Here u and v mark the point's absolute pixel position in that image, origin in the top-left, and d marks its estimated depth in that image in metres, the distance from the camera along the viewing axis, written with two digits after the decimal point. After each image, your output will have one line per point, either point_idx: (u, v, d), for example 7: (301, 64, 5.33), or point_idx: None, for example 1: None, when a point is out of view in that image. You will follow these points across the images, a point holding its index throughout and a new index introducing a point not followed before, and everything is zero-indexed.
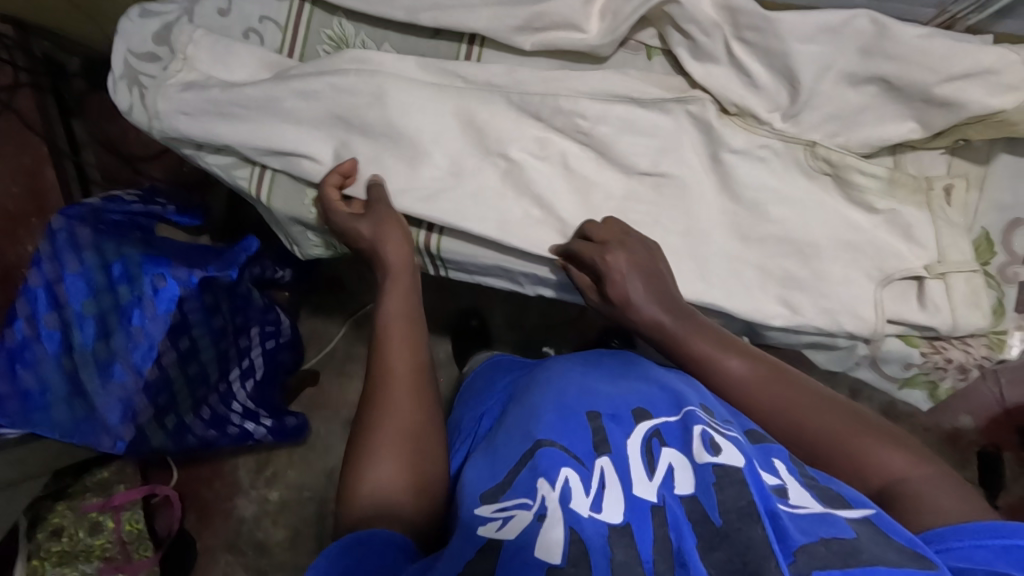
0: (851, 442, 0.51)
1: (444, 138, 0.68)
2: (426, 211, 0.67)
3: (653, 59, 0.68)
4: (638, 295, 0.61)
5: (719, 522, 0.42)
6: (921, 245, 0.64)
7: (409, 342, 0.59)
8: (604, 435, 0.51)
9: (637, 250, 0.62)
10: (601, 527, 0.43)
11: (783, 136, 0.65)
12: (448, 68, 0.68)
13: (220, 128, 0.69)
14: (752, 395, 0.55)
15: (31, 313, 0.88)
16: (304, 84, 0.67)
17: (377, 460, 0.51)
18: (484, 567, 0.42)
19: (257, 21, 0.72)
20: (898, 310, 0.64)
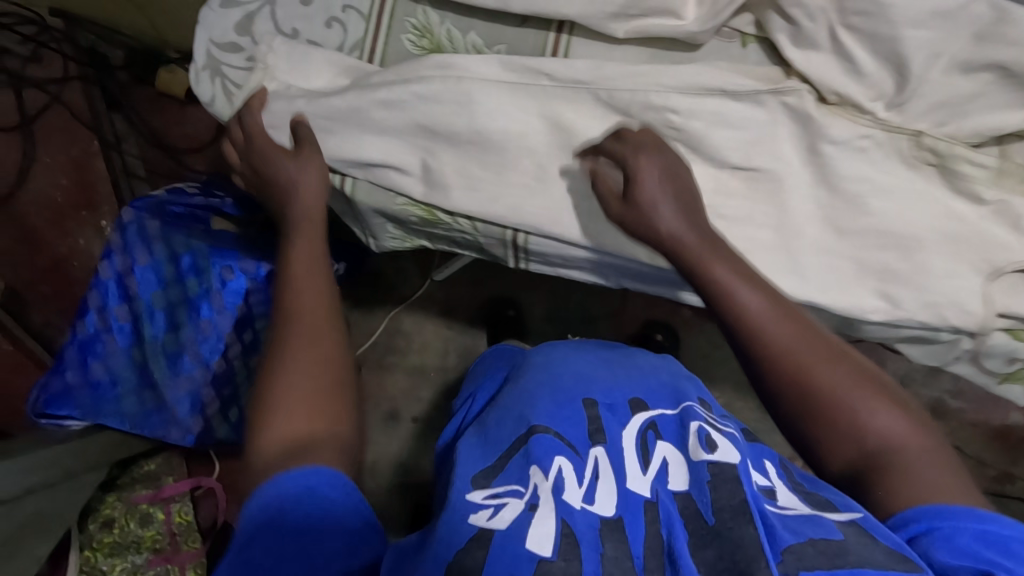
0: (851, 395, 0.50)
1: (530, 135, 0.66)
2: (512, 217, 0.67)
3: (748, 46, 0.66)
4: (667, 209, 0.58)
5: (711, 519, 0.46)
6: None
7: (313, 285, 0.58)
8: (599, 425, 0.55)
9: (669, 157, 0.61)
10: (592, 520, 0.47)
11: (886, 125, 0.63)
12: (531, 66, 0.65)
13: (304, 141, 0.68)
14: (764, 329, 0.53)
15: (102, 305, 0.89)
16: (388, 93, 0.65)
17: (285, 408, 0.49)
18: (475, 554, 0.44)
19: (340, 10, 0.71)
20: (1011, 305, 0.63)
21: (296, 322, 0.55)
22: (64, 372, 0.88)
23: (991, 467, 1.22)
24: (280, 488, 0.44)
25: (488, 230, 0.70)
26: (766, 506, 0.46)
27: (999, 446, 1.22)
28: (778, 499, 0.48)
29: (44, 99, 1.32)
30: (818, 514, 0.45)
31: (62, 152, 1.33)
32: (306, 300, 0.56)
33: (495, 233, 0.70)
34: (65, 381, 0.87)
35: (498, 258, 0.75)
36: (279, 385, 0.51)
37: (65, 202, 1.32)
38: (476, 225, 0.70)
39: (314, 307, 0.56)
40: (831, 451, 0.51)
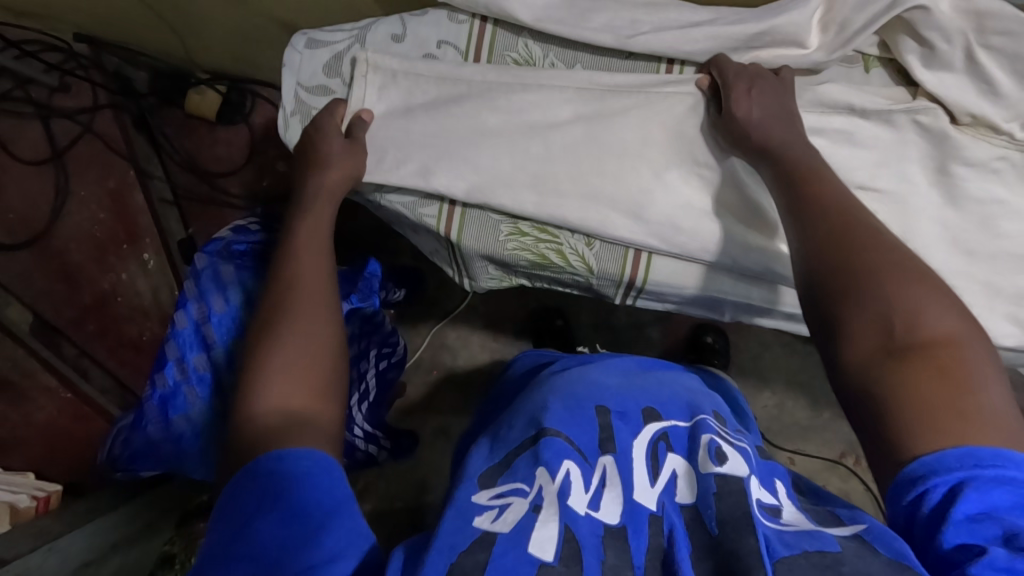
0: (902, 287, 0.44)
1: (649, 151, 0.64)
2: (635, 230, 0.63)
3: (871, 70, 0.64)
4: (757, 109, 0.58)
5: (716, 531, 0.44)
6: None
7: (313, 273, 0.59)
8: (611, 433, 0.53)
9: (772, 82, 0.59)
10: (596, 528, 0.44)
11: (1022, 146, 0.61)
12: (651, 79, 0.64)
13: (416, 140, 0.66)
14: (829, 212, 0.50)
15: (181, 357, 0.86)
16: (508, 103, 0.66)
17: (278, 384, 0.49)
18: (475, 557, 0.40)
19: (435, 46, 0.68)
20: None
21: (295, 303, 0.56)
22: (146, 427, 0.85)
23: None
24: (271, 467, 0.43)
25: (605, 271, 0.67)
26: (763, 521, 0.43)
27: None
28: (782, 517, 0.44)
29: (76, 130, 1.24)
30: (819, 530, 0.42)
31: (97, 182, 1.24)
32: (316, 279, 0.58)
33: (613, 272, 0.67)
34: (149, 435, 0.85)
35: (605, 295, 0.73)
36: (273, 361, 0.51)
37: (106, 234, 1.22)
38: (589, 265, 0.67)
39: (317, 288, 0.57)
40: (851, 341, 0.44)
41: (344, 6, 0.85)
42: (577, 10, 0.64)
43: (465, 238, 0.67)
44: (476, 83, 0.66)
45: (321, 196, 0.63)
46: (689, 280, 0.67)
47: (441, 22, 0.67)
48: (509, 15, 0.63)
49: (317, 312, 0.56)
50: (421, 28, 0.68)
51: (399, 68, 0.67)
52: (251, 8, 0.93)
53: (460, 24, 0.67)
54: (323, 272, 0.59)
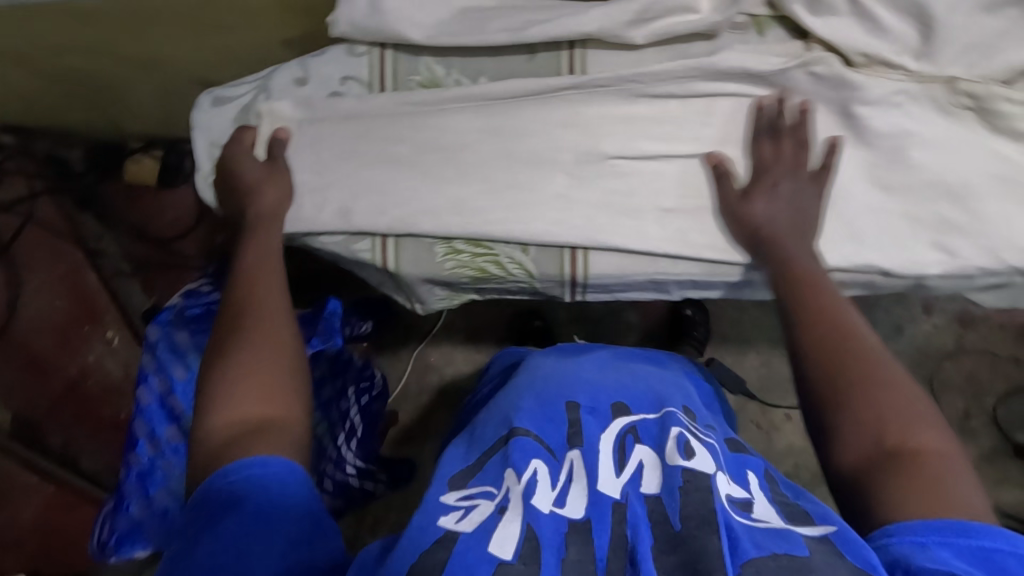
0: (884, 396, 0.47)
1: (560, 151, 0.66)
2: (558, 231, 0.65)
3: (765, 31, 0.65)
4: (775, 209, 0.61)
5: (678, 526, 0.42)
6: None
7: (261, 286, 0.58)
8: (579, 428, 0.53)
9: (802, 184, 0.61)
10: (560, 525, 0.43)
11: (919, 77, 0.61)
12: (548, 83, 0.65)
13: (333, 180, 0.67)
14: (819, 322, 0.54)
15: (151, 432, 0.85)
16: (415, 128, 0.67)
17: (227, 394, 0.49)
18: (435, 557, 0.40)
19: (339, 82, 0.68)
20: None
21: (246, 318, 0.55)
22: (129, 508, 0.84)
23: None
24: (229, 480, 0.43)
25: (545, 273, 0.67)
26: (732, 515, 0.42)
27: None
28: (754, 511, 0.44)
29: (17, 222, 1.23)
30: (787, 525, 0.42)
31: (47, 270, 1.22)
32: (270, 289, 0.58)
33: (552, 273, 0.67)
34: (133, 517, 0.84)
35: (555, 296, 0.72)
36: (225, 372, 0.51)
37: (65, 317, 1.20)
38: (528, 269, 0.67)
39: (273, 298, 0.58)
40: (843, 442, 0.46)
41: (256, 51, 0.86)
42: (475, 20, 0.65)
43: (400, 266, 0.67)
44: (383, 113, 0.67)
45: (264, 211, 0.64)
46: (626, 267, 0.66)
47: (341, 58, 0.68)
48: (404, 38, 0.64)
49: (270, 323, 0.55)
50: (323, 65, 0.68)
51: (303, 117, 0.68)
52: (166, 71, 0.93)
53: (360, 57, 0.67)
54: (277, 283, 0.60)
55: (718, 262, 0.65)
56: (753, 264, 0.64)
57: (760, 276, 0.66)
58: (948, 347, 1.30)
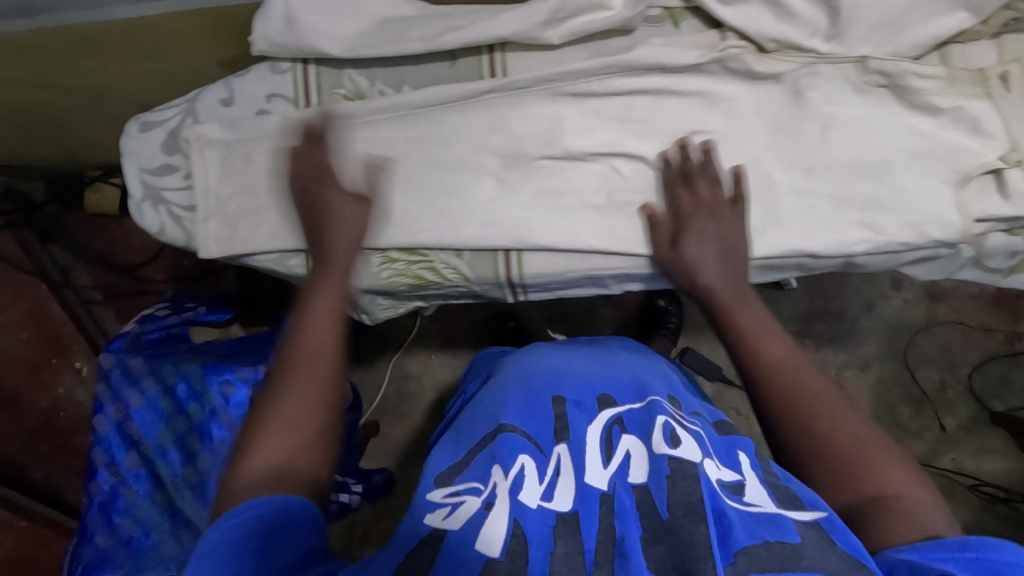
0: (852, 446, 0.48)
1: (487, 155, 0.66)
2: (490, 234, 0.65)
3: (681, 23, 0.66)
4: (705, 250, 0.62)
5: (666, 515, 0.42)
6: (992, 137, 0.60)
7: (321, 313, 0.57)
8: (566, 422, 0.52)
9: (727, 222, 0.63)
10: (547, 518, 0.44)
11: (831, 57, 0.62)
12: (470, 88, 0.66)
13: (265, 199, 0.67)
14: (772, 367, 0.54)
15: (110, 460, 0.86)
16: (342, 142, 0.67)
17: (274, 411, 0.49)
18: (423, 557, 0.41)
19: (264, 100, 0.68)
20: (982, 209, 0.60)
21: (306, 340, 0.55)
22: (92, 539, 0.83)
23: (1000, 331, 1.29)
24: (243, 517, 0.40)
25: (481, 276, 0.67)
26: (726, 502, 0.42)
27: (1000, 309, 1.30)
28: (745, 494, 0.44)
29: None
30: (782, 512, 0.42)
31: (13, 304, 1.20)
32: (323, 327, 0.56)
33: (489, 276, 0.67)
34: (96, 547, 0.82)
35: (497, 299, 0.72)
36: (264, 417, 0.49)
37: (35, 353, 1.18)
38: (465, 274, 0.67)
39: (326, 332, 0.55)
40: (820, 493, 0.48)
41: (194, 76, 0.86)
42: (394, 30, 0.65)
43: None
44: (309, 130, 0.67)
45: (333, 248, 0.62)
46: (560, 265, 0.67)
47: (265, 76, 0.68)
48: (323, 52, 0.64)
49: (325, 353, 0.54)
50: (248, 84, 0.68)
51: (230, 137, 0.68)
52: (108, 102, 0.92)
53: (284, 74, 0.68)
54: (329, 321, 0.57)
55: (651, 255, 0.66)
56: None
57: None
58: (921, 321, 1.31)
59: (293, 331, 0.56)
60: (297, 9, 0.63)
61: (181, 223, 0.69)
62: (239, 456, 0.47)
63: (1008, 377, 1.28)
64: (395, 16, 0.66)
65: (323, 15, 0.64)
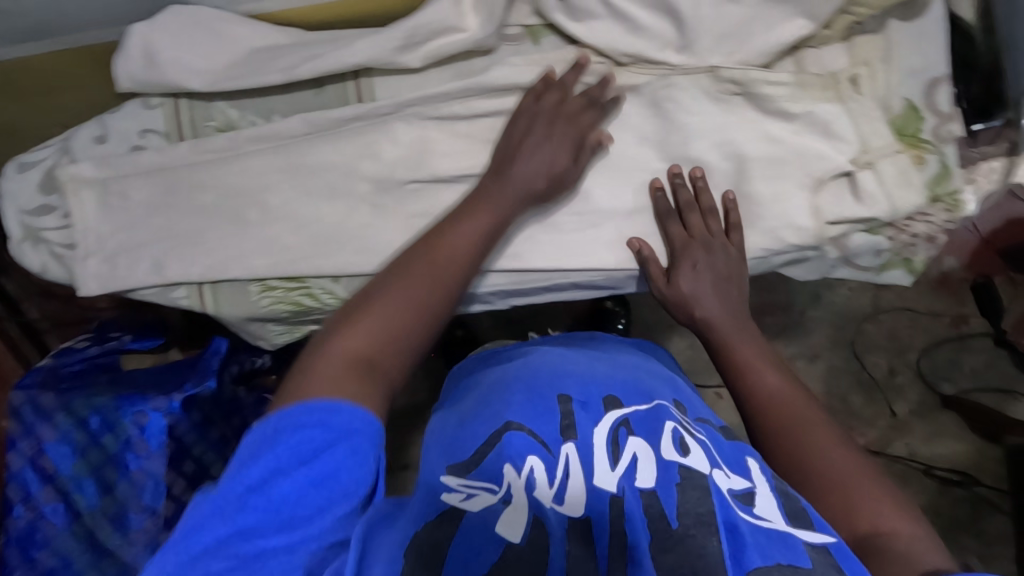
0: (848, 481, 0.50)
1: (358, 181, 0.66)
2: (365, 260, 0.66)
3: (542, 40, 0.66)
4: (699, 287, 0.64)
5: (674, 524, 0.44)
6: (844, 140, 0.61)
7: (468, 239, 0.58)
8: (571, 420, 0.54)
9: (719, 256, 0.64)
10: (563, 518, 0.46)
11: (684, 69, 0.63)
12: (333, 116, 0.66)
13: (141, 234, 0.68)
14: (775, 406, 0.57)
15: (26, 495, 0.87)
16: (213, 175, 0.67)
17: (359, 328, 0.51)
18: (440, 532, 0.44)
19: (138, 136, 0.69)
20: (835, 211, 0.62)
21: (410, 276, 0.55)
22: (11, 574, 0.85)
23: (947, 314, 1.21)
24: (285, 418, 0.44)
25: None
26: (736, 512, 0.45)
27: (945, 294, 1.22)
28: (756, 506, 0.46)
29: None
30: (790, 529, 0.44)
31: None
32: (462, 254, 0.57)
33: None
34: None
35: None
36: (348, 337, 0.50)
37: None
38: (342, 299, 0.68)
39: (429, 264, 0.56)
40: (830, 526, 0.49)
41: None
42: (258, 62, 0.65)
43: (222, 310, 0.69)
44: (183, 166, 0.68)
45: (541, 169, 0.61)
46: None
47: (137, 112, 0.69)
48: (186, 88, 0.66)
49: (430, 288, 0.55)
50: (121, 120, 0.69)
51: (105, 176, 0.68)
52: None
53: (156, 109, 0.69)
54: (469, 246, 0.58)
55: (523, 272, 0.67)
56: (555, 269, 0.66)
57: (567, 277, 0.67)
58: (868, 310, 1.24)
59: (435, 245, 0.57)
60: (157, 45, 0.64)
61: (62, 262, 0.70)
62: (322, 341, 0.51)
63: (957, 360, 1.21)
64: (265, 46, 0.67)
65: (186, 49, 0.65)
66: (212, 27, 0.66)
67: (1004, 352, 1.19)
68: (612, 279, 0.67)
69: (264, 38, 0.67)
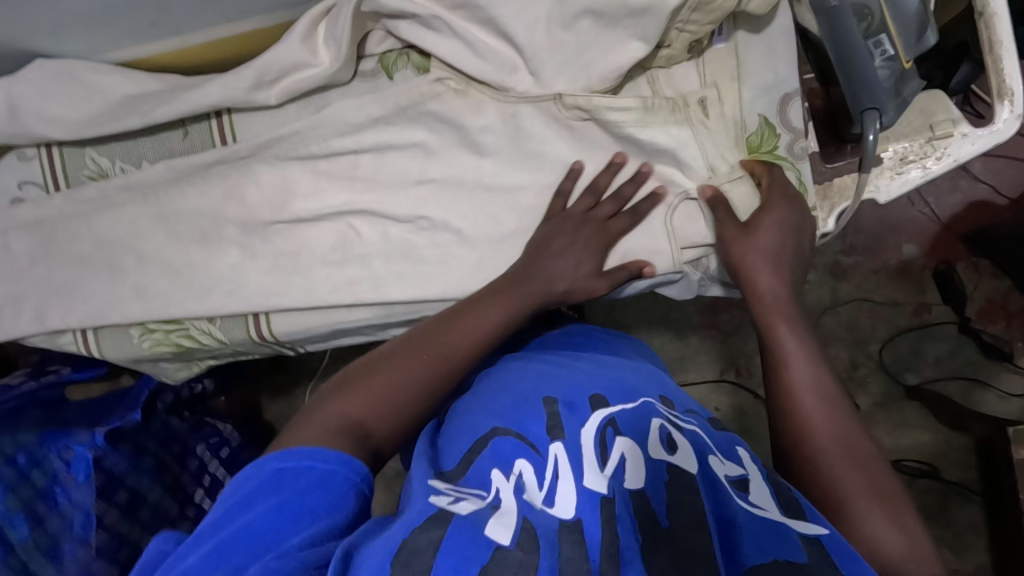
0: (863, 501, 0.44)
1: (225, 224, 0.68)
2: (233, 302, 0.67)
3: (394, 73, 0.67)
4: (763, 240, 0.57)
5: (665, 523, 0.42)
6: (693, 168, 0.62)
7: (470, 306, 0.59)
8: (559, 421, 0.51)
9: (792, 207, 0.58)
10: (551, 521, 0.42)
11: (529, 99, 0.63)
12: (195, 161, 0.68)
13: (21, 285, 0.70)
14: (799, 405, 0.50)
15: None
16: (87, 223, 0.69)
17: (359, 390, 0.51)
18: (428, 536, 0.39)
19: (17, 187, 0.71)
20: (689, 235, 0.62)
21: (413, 348, 0.55)
22: None
23: (907, 304, 1.11)
24: (275, 467, 0.43)
25: (236, 339, 0.70)
26: (733, 505, 0.43)
27: (904, 282, 1.12)
28: (751, 494, 0.45)
29: None
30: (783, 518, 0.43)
31: None
32: (470, 346, 0.56)
33: (243, 338, 0.69)
34: None
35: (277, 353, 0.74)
36: (354, 391, 0.51)
37: None
38: (219, 337, 0.70)
39: (452, 343, 0.56)
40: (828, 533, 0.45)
41: None
42: (125, 107, 0.67)
43: (103, 351, 0.71)
44: (60, 217, 0.69)
45: (560, 281, 0.61)
46: (307, 323, 0.68)
47: (14, 164, 0.71)
48: (49, 136, 0.67)
49: (438, 361, 0.54)
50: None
51: None
52: None
53: (31, 160, 0.70)
54: (481, 345, 0.57)
55: (389, 307, 0.67)
56: (419, 301, 0.66)
57: (433, 309, 0.67)
58: (825, 302, 1.13)
59: (444, 326, 0.57)
60: (19, 98, 0.66)
61: None
62: (332, 391, 0.52)
63: (917, 349, 1.11)
64: (138, 92, 0.68)
65: (53, 101, 0.67)
66: (81, 77, 0.67)
67: (970, 340, 1.09)
68: None
69: (138, 85, 0.68)
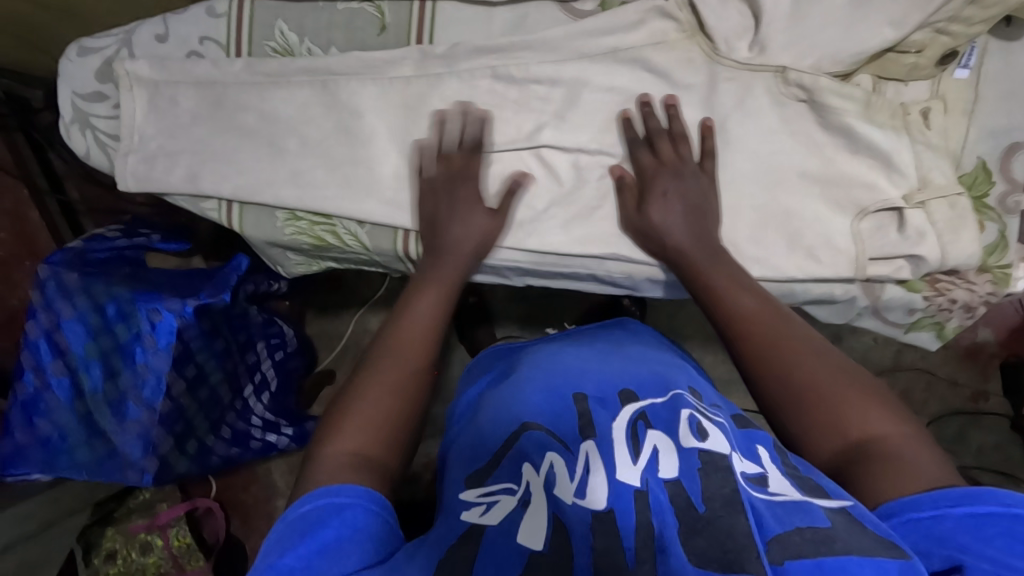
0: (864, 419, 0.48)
1: (399, 133, 0.66)
2: (391, 211, 0.66)
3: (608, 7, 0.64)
4: (671, 218, 0.60)
5: (702, 509, 0.41)
6: (903, 175, 0.59)
7: (430, 329, 0.59)
8: (589, 418, 0.49)
9: (689, 181, 0.60)
10: (584, 515, 0.41)
11: (751, 66, 0.61)
12: (395, 54, 0.66)
13: (180, 140, 0.69)
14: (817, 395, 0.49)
15: (37, 364, 0.91)
16: (263, 92, 0.67)
17: (345, 429, 0.50)
18: (463, 552, 0.41)
19: (197, 42, 0.70)
20: (877, 248, 0.59)
21: (374, 365, 0.55)
22: (14, 433, 0.91)
23: (966, 387, 1.07)
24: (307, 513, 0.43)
25: (379, 247, 0.68)
26: (751, 493, 0.42)
27: (970, 365, 1.07)
28: (769, 486, 0.43)
29: None
30: (806, 500, 0.42)
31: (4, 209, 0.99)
32: (417, 333, 0.58)
33: (386, 249, 0.68)
34: (17, 442, 0.90)
35: (404, 272, 0.73)
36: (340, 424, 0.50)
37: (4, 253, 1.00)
38: (363, 243, 0.69)
39: (410, 338, 0.57)
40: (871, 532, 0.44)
41: None
42: None
43: (243, 223, 0.70)
44: (233, 83, 0.68)
45: (478, 243, 0.63)
46: None
47: (200, 18, 0.69)
48: None
49: (400, 369, 0.54)
50: (182, 23, 0.70)
51: (159, 78, 0.69)
52: None
53: (218, 18, 0.69)
54: (429, 327, 0.59)
55: (542, 255, 0.66)
56: (581, 255, 0.64)
57: (586, 266, 0.65)
58: (886, 362, 1.09)
59: (387, 336, 0.57)
60: None
61: (107, 156, 0.72)
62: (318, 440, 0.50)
63: (962, 434, 1.06)
64: None
65: None
66: None
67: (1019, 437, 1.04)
68: (631, 277, 0.66)
69: None
